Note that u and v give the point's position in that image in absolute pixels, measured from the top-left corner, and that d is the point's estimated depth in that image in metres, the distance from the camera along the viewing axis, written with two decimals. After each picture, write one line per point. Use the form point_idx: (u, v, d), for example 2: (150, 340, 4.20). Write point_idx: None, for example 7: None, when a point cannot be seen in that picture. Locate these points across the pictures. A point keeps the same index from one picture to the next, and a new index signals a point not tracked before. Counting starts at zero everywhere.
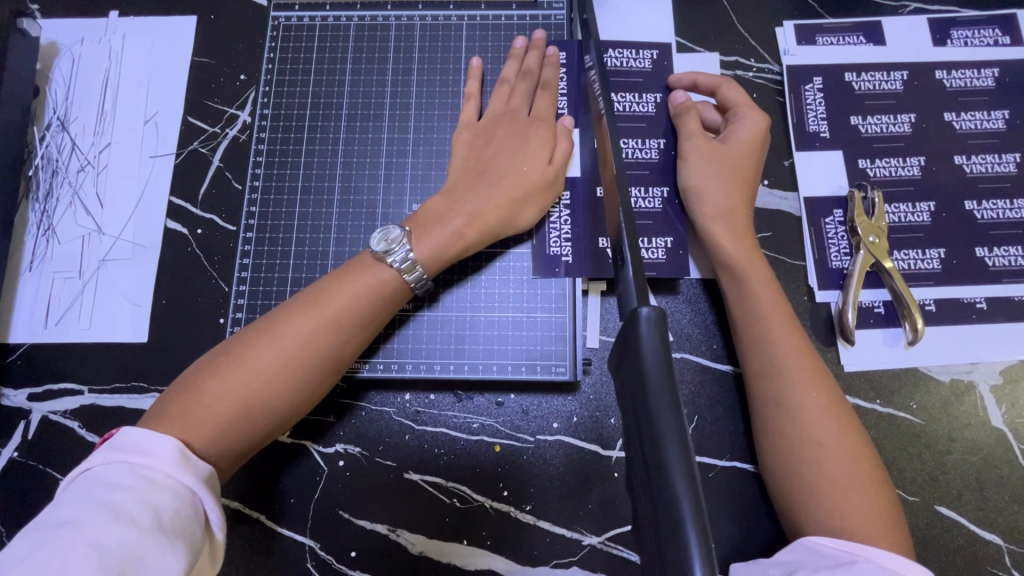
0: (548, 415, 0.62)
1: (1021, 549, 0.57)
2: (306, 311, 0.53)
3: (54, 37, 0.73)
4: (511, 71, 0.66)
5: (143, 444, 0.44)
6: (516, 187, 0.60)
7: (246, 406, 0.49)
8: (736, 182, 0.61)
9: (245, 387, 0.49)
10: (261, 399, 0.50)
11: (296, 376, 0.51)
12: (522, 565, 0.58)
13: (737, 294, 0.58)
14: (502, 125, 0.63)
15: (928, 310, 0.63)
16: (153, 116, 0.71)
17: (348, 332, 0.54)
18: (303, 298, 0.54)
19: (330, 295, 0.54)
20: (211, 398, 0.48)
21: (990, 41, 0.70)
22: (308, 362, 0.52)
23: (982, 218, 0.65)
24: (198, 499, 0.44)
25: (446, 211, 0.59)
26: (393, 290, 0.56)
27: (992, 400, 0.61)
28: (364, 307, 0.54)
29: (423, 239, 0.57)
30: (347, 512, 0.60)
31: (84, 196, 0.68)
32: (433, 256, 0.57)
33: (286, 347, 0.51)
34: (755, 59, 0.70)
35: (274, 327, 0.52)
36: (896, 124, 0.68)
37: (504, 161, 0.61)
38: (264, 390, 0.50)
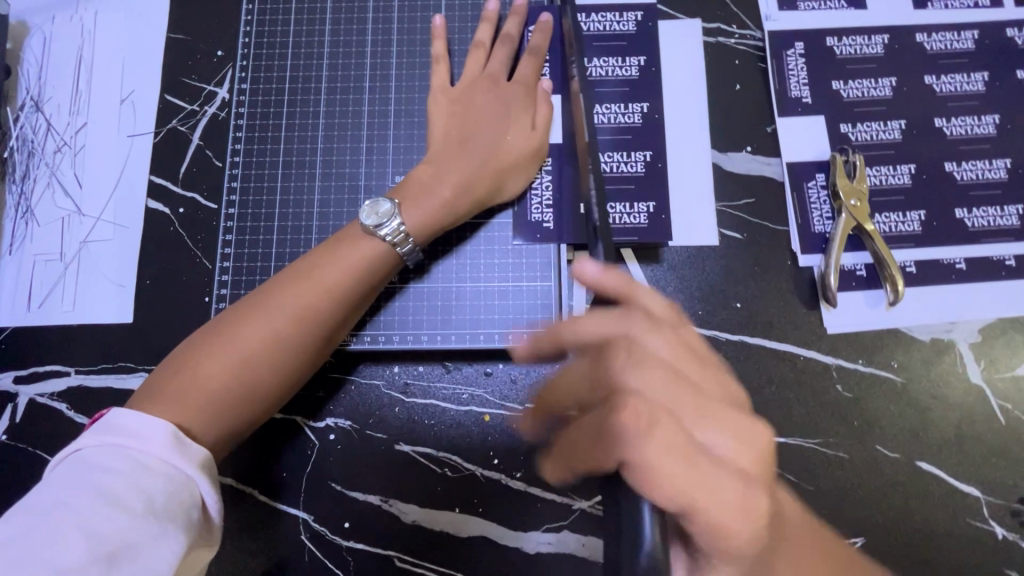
0: (537, 384, 0.62)
1: (999, 500, 0.59)
2: (296, 286, 0.53)
3: (24, 16, 0.71)
4: (486, 37, 0.66)
5: (135, 428, 0.44)
6: (502, 157, 0.60)
7: (245, 382, 0.50)
8: (703, 385, 0.39)
9: (243, 362, 0.50)
10: (256, 377, 0.50)
11: (290, 350, 0.52)
12: (514, 530, 0.59)
13: (677, 482, 0.34)
14: (481, 91, 0.63)
15: (909, 271, 0.64)
16: (130, 94, 0.70)
17: (341, 304, 0.54)
18: (292, 273, 0.54)
19: (321, 269, 0.54)
20: (208, 375, 0.49)
21: (970, 3, 0.70)
22: (303, 334, 0.52)
23: (961, 179, 0.65)
24: (194, 484, 0.43)
25: (433, 180, 0.59)
26: (385, 264, 0.56)
27: (971, 356, 0.62)
28: (358, 280, 0.55)
29: (413, 210, 0.57)
30: (339, 484, 0.61)
31: (61, 177, 0.67)
32: (423, 224, 0.57)
33: (278, 321, 0.51)
34: (737, 26, 0.70)
35: (264, 303, 0.52)
36: (878, 87, 0.68)
37: (486, 128, 0.61)
38: (258, 367, 0.50)
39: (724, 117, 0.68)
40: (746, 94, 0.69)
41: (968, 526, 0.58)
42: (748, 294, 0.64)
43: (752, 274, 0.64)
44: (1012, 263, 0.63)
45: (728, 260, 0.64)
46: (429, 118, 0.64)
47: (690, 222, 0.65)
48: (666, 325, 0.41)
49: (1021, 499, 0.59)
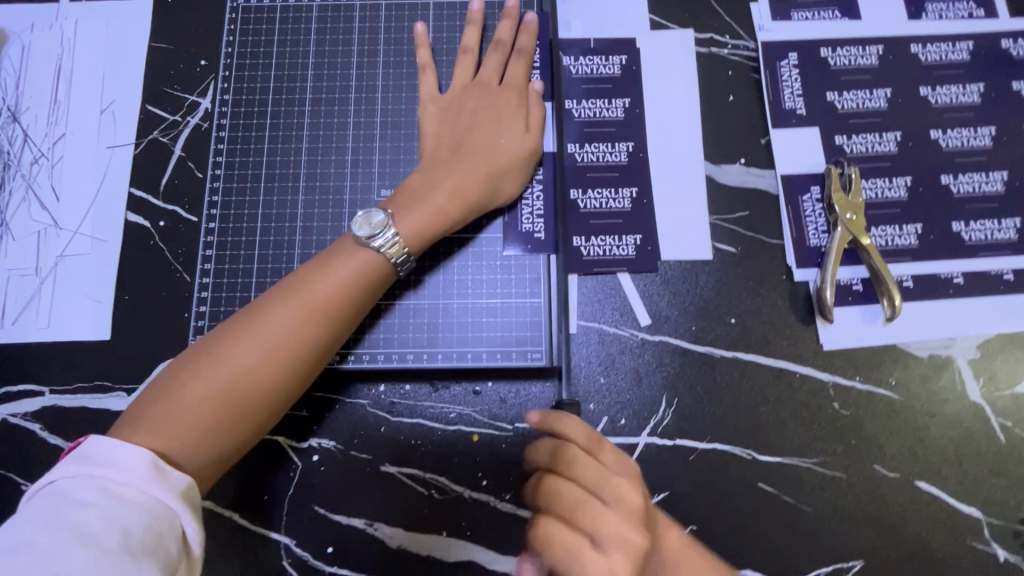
0: (526, 403, 0.60)
1: (1000, 521, 0.57)
2: (288, 302, 0.51)
3: (2, 25, 0.70)
4: (472, 43, 0.65)
5: (113, 456, 0.42)
6: (492, 162, 0.59)
7: (229, 404, 0.48)
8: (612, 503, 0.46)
9: (229, 383, 0.48)
10: (247, 398, 0.48)
11: (280, 367, 0.50)
12: (503, 554, 0.58)
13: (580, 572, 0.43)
14: (472, 96, 0.62)
15: (906, 286, 0.63)
16: (110, 105, 0.68)
17: (333, 324, 0.52)
18: (284, 288, 0.52)
19: (313, 285, 0.52)
20: (192, 395, 0.47)
21: (964, 14, 0.69)
22: (291, 354, 0.50)
23: (958, 192, 0.64)
24: (173, 515, 0.41)
25: (427, 188, 0.57)
26: (378, 275, 0.54)
27: (970, 373, 0.61)
28: (350, 296, 0.53)
29: (406, 219, 0.55)
30: (323, 507, 0.59)
31: (38, 190, 0.66)
32: (419, 233, 0.56)
33: (269, 339, 0.49)
34: (730, 36, 0.69)
35: (256, 319, 0.50)
36: (873, 99, 0.67)
37: (477, 134, 0.60)
38: (248, 388, 0.48)
39: (718, 128, 0.67)
40: (739, 105, 0.67)
41: (969, 548, 0.57)
42: (742, 309, 0.62)
43: (746, 289, 0.63)
44: (1010, 277, 0.62)
45: (722, 274, 0.63)
46: (421, 128, 0.62)
47: (683, 236, 0.64)
48: (575, 449, 0.49)
49: (1022, 519, 0.58)
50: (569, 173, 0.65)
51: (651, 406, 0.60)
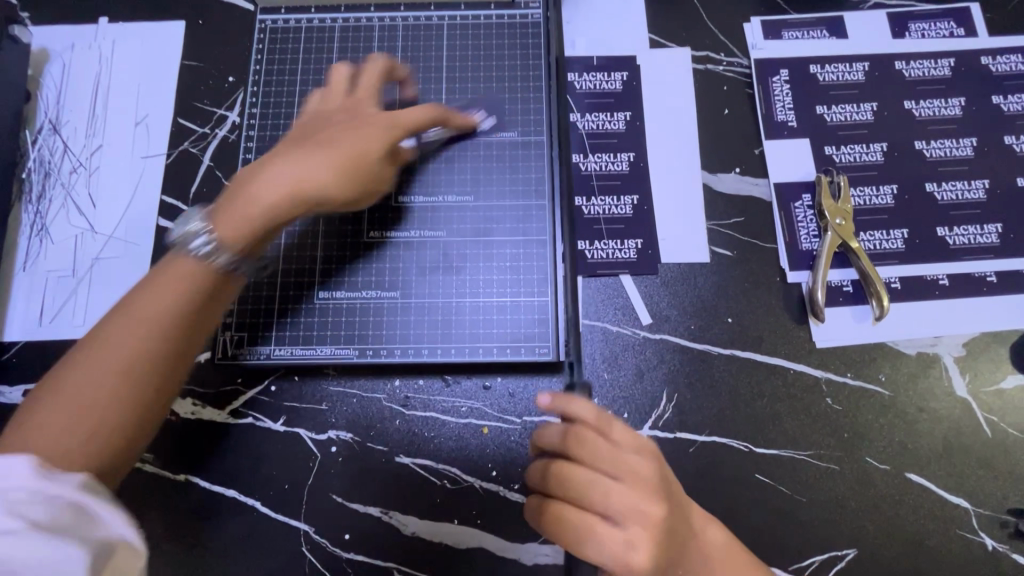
0: (534, 398, 0.64)
1: (988, 511, 0.60)
2: (120, 319, 0.47)
3: (45, 44, 0.75)
4: (371, 70, 0.65)
5: None
6: (340, 199, 0.57)
7: (93, 429, 0.44)
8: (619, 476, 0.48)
9: (79, 409, 0.44)
10: (102, 422, 0.44)
11: (127, 387, 0.45)
12: (512, 542, 0.60)
13: (597, 545, 0.46)
14: (337, 116, 0.60)
15: (893, 287, 0.66)
16: (144, 118, 0.73)
17: (180, 312, 0.48)
18: (121, 307, 0.48)
19: (144, 300, 0.48)
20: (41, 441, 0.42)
21: (945, 33, 0.73)
22: (139, 365, 0.46)
23: (942, 200, 0.68)
24: (79, 500, 0.39)
25: (245, 191, 0.53)
26: (192, 279, 0.49)
27: (957, 370, 0.64)
28: (195, 292, 0.49)
29: (222, 221, 0.51)
30: (340, 496, 0.62)
31: (76, 197, 0.70)
32: (230, 233, 0.51)
33: (106, 358, 0.45)
34: (725, 54, 0.74)
35: (80, 353, 0.46)
36: (860, 112, 0.71)
37: (319, 145, 0.57)
38: (92, 414, 0.44)
39: (715, 140, 0.71)
40: (734, 118, 0.72)
41: (958, 537, 0.60)
42: (739, 309, 0.66)
43: (742, 290, 0.66)
44: (993, 279, 0.66)
45: (719, 277, 0.67)
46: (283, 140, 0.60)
47: (682, 240, 0.68)
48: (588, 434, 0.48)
49: (1009, 510, 0.60)
50: (574, 181, 0.69)
51: (653, 401, 0.63)
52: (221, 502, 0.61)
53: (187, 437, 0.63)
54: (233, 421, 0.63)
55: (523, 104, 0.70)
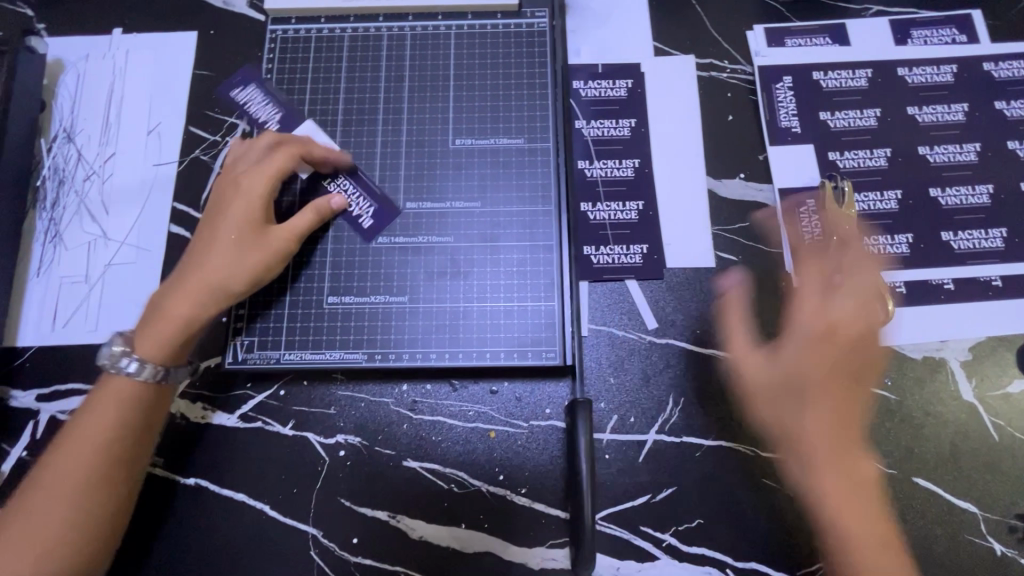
0: (541, 402, 0.64)
1: (996, 516, 0.60)
2: (69, 444, 0.54)
3: (60, 55, 0.76)
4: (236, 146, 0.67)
5: None
6: (251, 284, 0.61)
7: (70, 529, 0.52)
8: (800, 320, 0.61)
9: (50, 524, 0.51)
10: (56, 537, 0.51)
11: (72, 503, 0.52)
12: (520, 546, 0.61)
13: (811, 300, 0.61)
14: (219, 202, 0.63)
15: (899, 291, 0.66)
16: (156, 127, 0.74)
17: (113, 427, 0.55)
18: (68, 431, 0.55)
19: (90, 422, 0.55)
20: (23, 548, 0.50)
21: (948, 40, 0.74)
22: (91, 478, 0.53)
23: (946, 205, 0.68)
24: None
25: (160, 304, 0.58)
26: (129, 396, 0.56)
27: (963, 374, 0.64)
28: (137, 404, 0.56)
29: (143, 341, 0.57)
30: (349, 500, 0.62)
31: (90, 204, 0.71)
32: (155, 348, 0.57)
33: (64, 480, 0.53)
34: (728, 61, 0.75)
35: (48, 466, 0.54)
36: (863, 118, 0.71)
37: (211, 244, 0.60)
38: (45, 530, 0.51)
39: (719, 146, 0.72)
40: (738, 124, 0.72)
41: (966, 542, 0.59)
42: (744, 314, 0.66)
43: (747, 295, 0.67)
44: (999, 283, 0.66)
45: (724, 281, 0.67)
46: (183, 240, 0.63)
47: (687, 245, 0.68)
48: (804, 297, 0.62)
49: (1017, 515, 0.60)
50: (580, 187, 0.70)
51: (659, 406, 0.64)
52: (230, 506, 0.62)
53: (198, 441, 0.64)
54: (243, 425, 0.64)
55: (529, 111, 0.71)
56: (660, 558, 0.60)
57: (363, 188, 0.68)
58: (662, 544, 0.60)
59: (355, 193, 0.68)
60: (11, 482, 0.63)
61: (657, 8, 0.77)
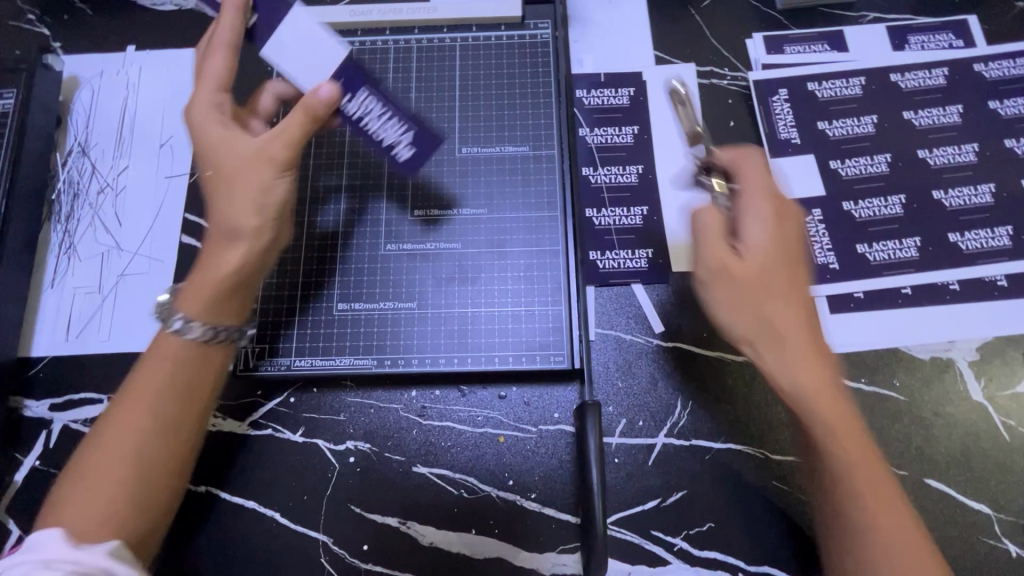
0: (550, 406, 0.64)
1: (1010, 518, 0.59)
2: (135, 396, 0.51)
3: (75, 72, 0.78)
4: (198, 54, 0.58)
5: (33, 541, 0.44)
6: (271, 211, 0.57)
7: (122, 494, 0.48)
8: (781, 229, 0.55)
9: (122, 475, 0.48)
10: (131, 488, 0.48)
11: (147, 456, 0.49)
12: (531, 552, 0.60)
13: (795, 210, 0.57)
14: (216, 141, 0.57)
15: (905, 293, 0.66)
16: (169, 140, 0.75)
17: (179, 380, 0.52)
18: (132, 381, 0.52)
19: (155, 375, 0.52)
20: (94, 500, 0.47)
21: (944, 45, 0.75)
22: (167, 430, 0.51)
23: (950, 206, 0.69)
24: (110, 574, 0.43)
25: (206, 269, 0.55)
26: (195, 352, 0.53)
27: (971, 374, 0.64)
28: (188, 363, 0.53)
29: (193, 303, 0.53)
30: (359, 506, 0.62)
31: (103, 215, 0.73)
32: (205, 307, 0.54)
33: (132, 433, 0.49)
34: (729, 69, 0.76)
35: (88, 444, 0.50)
36: (861, 125, 0.72)
37: (235, 187, 0.55)
38: (120, 481, 0.48)
39: None
40: (739, 130, 0.74)
41: (981, 543, 0.59)
42: None
43: None
44: (1004, 283, 0.66)
45: None
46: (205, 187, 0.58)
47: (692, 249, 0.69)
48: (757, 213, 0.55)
49: None
50: (584, 193, 0.71)
51: (667, 409, 0.64)
52: (241, 514, 0.62)
53: (209, 449, 0.64)
54: (254, 432, 0.64)
55: (534, 120, 0.72)
56: (672, 563, 0.59)
57: (388, 104, 0.58)
58: (674, 548, 0.60)
59: (381, 112, 0.58)
60: (24, 491, 0.63)
61: (657, 19, 0.78)
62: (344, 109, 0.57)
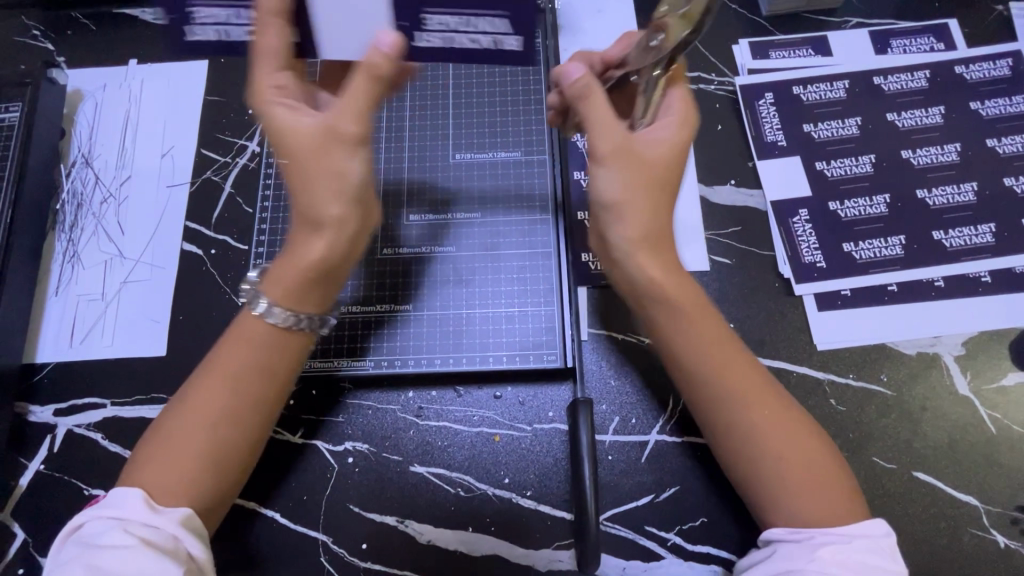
0: (544, 405, 0.66)
1: (998, 509, 0.60)
2: (211, 375, 0.53)
3: (79, 85, 0.80)
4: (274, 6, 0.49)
5: (114, 498, 0.48)
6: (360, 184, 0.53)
7: (197, 465, 0.51)
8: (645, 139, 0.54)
9: (199, 449, 0.51)
10: (206, 462, 0.51)
11: (222, 434, 0.52)
12: (527, 549, 0.61)
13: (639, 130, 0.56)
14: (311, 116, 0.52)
15: (891, 290, 0.68)
16: (170, 150, 0.77)
17: (251, 363, 0.53)
18: (211, 360, 0.54)
19: (230, 357, 0.53)
20: (172, 469, 0.50)
21: (926, 48, 0.77)
22: (237, 411, 0.52)
23: (933, 205, 0.71)
24: (177, 542, 0.47)
25: (283, 261, 0.54)
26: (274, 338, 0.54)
27: (957, 369, 0.65)
28: (263, 346, 0.53)
29: (276, 288, 0.53)
30: (357, 505, 0.63)
31: (106, 224, 0.74)
32: (294, 296, 0.54)
33: (207, 411, 0.52)
34: (715, 74, 0.78)
35: (170, 412, 0.53)
36: (845, 127, 0.74)
37: (296, 170, 0.51)
38: (196, 454, 0.51)
39: (709, 155, 0.74)
40: (726, 133, 0.75)
41: (969, 535, 0.60)
42: (740, 315, 0.68)
43: (742, 297, 0.69)
44: (988, 279, 0.68)
45: (719, 284, 0.69)
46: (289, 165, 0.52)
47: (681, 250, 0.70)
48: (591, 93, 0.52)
49: (1018, 507, 0.60)
50: (576, 197, 0.72)
51: (660, 406, 0.65)
52: (241, 515, 0.63)
53: None
54: None
55: (525, 127, 0.74)
56: (665, 558, 0.60)
57: (464, 8, 0.49)
58: (667, 543, 0.61)
59: (461, 21, 0.50)
60: (29, 495, 0.64)
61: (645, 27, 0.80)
62: (417, 43, 0.53)
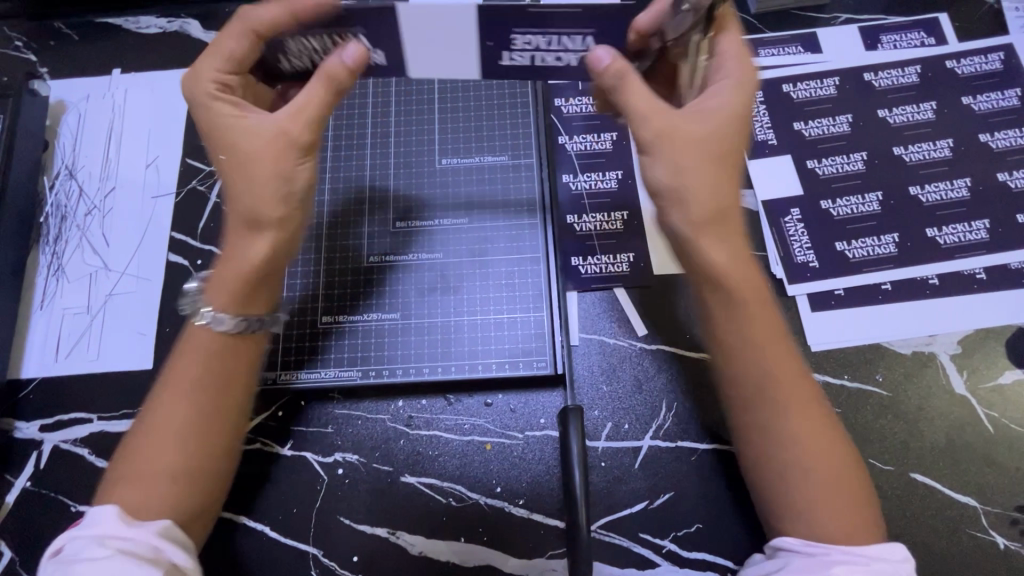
0: (536, 412, 0.65)
1: (997, 509, 0.60)
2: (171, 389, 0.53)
3: (62, 96, 0.79)
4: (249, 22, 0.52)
5: (91, 518, 0.47)
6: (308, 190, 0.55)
7: (167, 479, 0.50)
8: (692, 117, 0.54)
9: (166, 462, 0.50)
10: (176, 474, 0.50)
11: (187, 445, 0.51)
12: (520, 559, 0.60)
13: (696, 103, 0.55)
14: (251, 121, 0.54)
15: (885, 289, 0.67)
16: (155, 160, 0.76)
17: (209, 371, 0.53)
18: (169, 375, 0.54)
19: (188, 368, 0.53)
20: (143, 486, 0.49)
21: (916, 43, 0.76)
22: (202, 420, 0.52)
23: (926, 202, 0.70)
24: (158, 551, 0.47)
25: (227, 260, 0.55)
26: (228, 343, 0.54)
27: (954, 368, 0.64)
28: (218, 353, 0.54)
29: (216, 295, 0.54)
30: (348, 517, 0.62)
31: (91, 237, 0.73)
32: (231, 301, 0.54)
33: (171, 422, 0.51)
34: None
35: (135, 431, 0.53)
36: (836, 124, 0.73)
37: (239, 177, 0.54)
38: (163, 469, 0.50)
39: None
40: None
41: (969, 536, 0.59)
42: None
43: None
44: (983, 276, 0.67)
45: None
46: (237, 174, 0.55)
47: None
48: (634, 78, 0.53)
49: (1018, 507, 0.60)
50: (565, 201, 0.71)
51: (653, 411, 0.64)
52: (231, 529, 0.62)
53: None
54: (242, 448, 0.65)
55: (513, 130, 0.74)
56: (661, 565, 0.60)
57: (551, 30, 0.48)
58: (662, 550, 0.60)
59: (549, 41, 0.49)
60: (14, 514, 0.64)
61: None
62: (501, 63, 0.52)
